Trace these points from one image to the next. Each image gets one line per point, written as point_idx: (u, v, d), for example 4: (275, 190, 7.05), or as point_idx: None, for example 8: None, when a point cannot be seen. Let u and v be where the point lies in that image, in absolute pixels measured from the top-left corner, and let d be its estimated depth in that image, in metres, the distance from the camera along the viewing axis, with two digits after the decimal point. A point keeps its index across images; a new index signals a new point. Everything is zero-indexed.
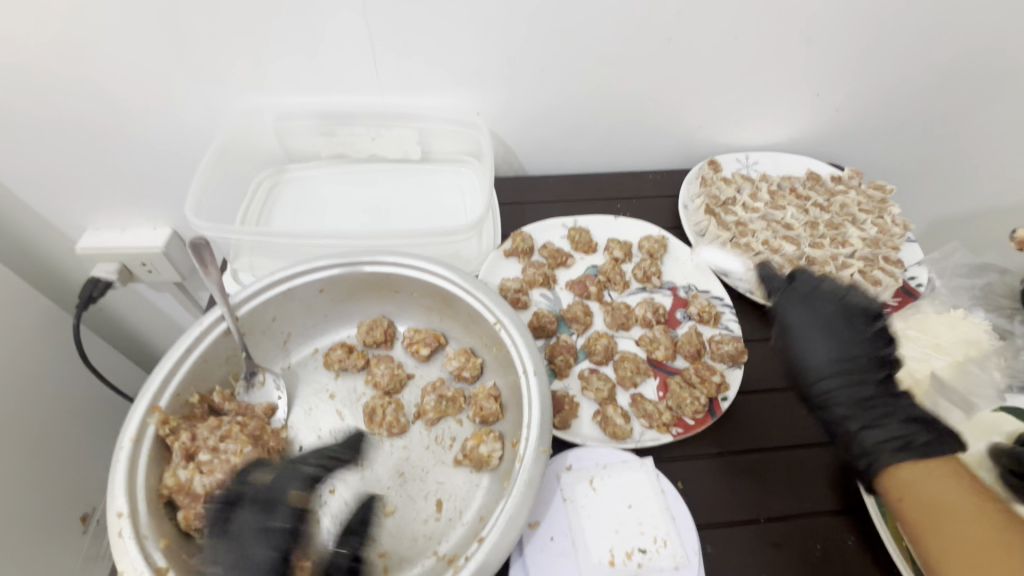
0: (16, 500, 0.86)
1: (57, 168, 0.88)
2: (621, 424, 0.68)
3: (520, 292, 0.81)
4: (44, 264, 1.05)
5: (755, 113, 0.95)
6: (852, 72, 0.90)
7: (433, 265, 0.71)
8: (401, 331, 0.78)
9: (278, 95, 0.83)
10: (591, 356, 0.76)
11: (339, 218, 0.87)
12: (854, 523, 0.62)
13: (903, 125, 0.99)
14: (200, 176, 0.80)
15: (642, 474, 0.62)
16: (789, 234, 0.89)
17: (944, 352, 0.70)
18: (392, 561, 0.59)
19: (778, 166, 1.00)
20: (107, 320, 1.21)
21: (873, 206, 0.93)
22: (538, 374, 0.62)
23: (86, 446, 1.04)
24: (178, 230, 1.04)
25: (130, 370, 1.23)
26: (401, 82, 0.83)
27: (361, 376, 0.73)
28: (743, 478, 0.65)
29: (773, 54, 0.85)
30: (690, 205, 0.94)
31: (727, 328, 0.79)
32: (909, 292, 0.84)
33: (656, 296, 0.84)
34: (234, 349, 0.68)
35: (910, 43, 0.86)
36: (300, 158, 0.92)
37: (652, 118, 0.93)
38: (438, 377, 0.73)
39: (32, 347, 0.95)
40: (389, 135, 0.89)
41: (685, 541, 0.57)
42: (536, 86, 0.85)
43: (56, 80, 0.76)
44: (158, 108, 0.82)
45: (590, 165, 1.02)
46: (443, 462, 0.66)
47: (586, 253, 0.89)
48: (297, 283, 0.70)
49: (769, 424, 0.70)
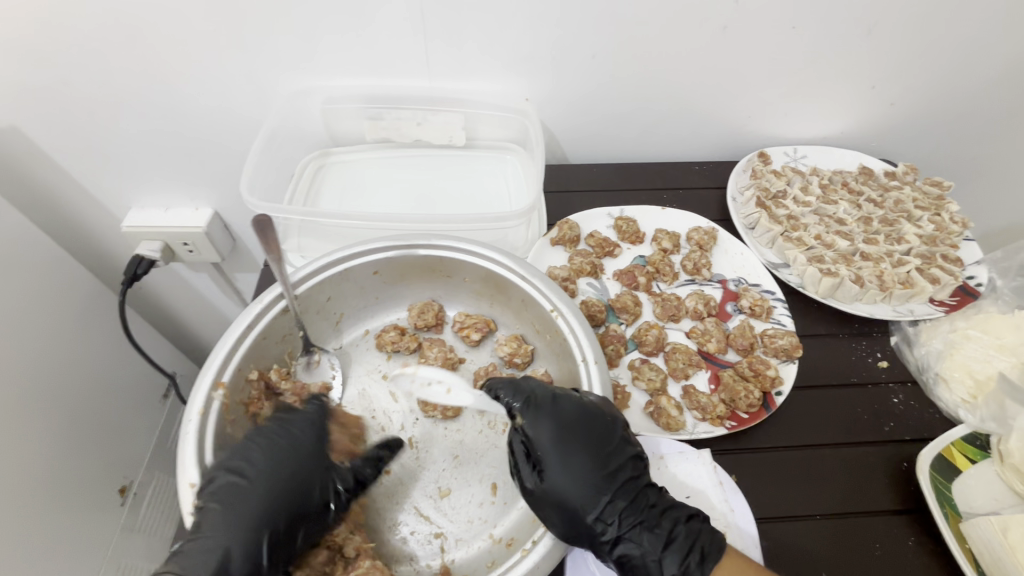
0: (65, 472, 0.87)
1: (106, 148, 0.89)
2: (674, 415, 0.67)
3: (568, 280, 0.81)
4: (90, 239, 1.06)
5: (809, 105, 0.93)
6: (915, 65, 0.86)
7: (490, 252, 0.71)
8: (451, 315, 0.80)
9: (327, 77, 0.82)
10: (641, 347, 0.76)
11: (384, 200, 0.86)
12: (914, 523, 0.62)
13: (961, 120, 0.96)
14: (252, 157, 0.80)
15: (700, 465, 0.63)
16: (842, 229, 0.89)
17: (1008, 353, 0.72)
18: (448, 541, 0.60)
19: (829, 160, 0.98)
20: (147, 298, 1.23)
21: (930, 203, 0.91)
22: (597, 363, 0.63)
23: (127, 421, 1.06)
24: (220, 211, 1.05)
25: (168, 348, 1.25)
26: (451, 67, 0.82)
27: (412, 358, 0.75)
28: (797, 474, 0.64)
29: (835, 45, 0.82)
30: (740, 197, 0.93)
31: (779, 323, 0.78)
32: (968, 293, 0.81)
33: (706, 289, 0.84)
34: (291, 328, 0.70)
35: (979, 35, 0.82)
36: (346, 141, 0.92)
37: (704, 108, 0.91)
38: (489, 362, 0.75)
39: (78, 323, 0.96)
40: (436, 120, 0.88)
41: (745, 533, 0.59)
42: (587, 74, 0.83)
43: (108, 58, 0.75)
44: (209, 89, 0.81)
45: (635, 155, 1.00)
46: (497, 447, 0.66)
47: (633, 244, 0.89)
48: (354, 265, 0.71)
49: (824, 420, 0.69)
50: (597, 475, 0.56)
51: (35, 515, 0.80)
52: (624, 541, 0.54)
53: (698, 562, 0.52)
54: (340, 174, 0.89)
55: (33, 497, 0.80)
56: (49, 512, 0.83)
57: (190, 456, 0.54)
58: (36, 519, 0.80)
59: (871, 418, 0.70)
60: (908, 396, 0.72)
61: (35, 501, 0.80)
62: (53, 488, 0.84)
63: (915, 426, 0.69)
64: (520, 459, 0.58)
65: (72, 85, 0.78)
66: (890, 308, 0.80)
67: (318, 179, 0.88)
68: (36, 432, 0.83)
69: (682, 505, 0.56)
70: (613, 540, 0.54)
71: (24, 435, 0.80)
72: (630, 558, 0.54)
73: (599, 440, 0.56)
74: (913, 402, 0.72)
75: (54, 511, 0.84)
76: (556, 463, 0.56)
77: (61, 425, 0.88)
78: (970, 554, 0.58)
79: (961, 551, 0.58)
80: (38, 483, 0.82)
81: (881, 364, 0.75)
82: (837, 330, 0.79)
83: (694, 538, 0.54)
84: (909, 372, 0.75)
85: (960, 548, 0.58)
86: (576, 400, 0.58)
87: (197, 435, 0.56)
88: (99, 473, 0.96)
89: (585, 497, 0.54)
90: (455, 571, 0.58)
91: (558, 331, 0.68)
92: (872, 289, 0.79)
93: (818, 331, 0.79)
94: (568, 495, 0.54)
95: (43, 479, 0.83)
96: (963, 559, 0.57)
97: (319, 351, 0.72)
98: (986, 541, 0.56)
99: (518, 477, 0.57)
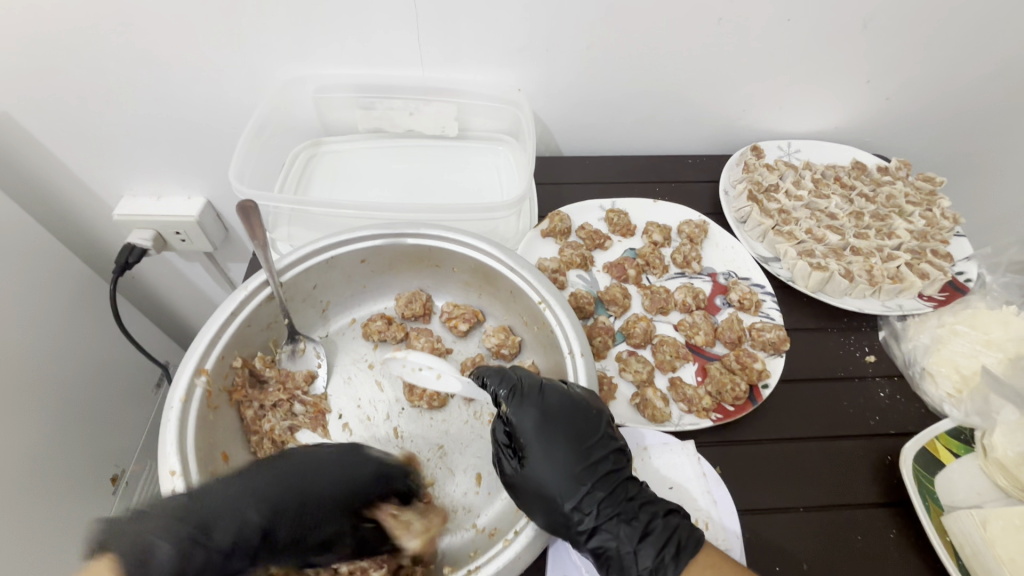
0: (57, 459, 0.88)
1: (97, 135, 0.88)
2: (660, 407, 0.67)
3: (558, 272, 0.81)
4: (81, 227, 1.06)
5: (803, 100, 0.92)
6: (910, 60, 0.86)
7: (479, 243, 0.71)
8: (438, 305, 0.79)
9: (317, 65, 0.81)
10: (629, 339, 0.76)
11: (374, 190, 0.85)
12: (897, 516, 0.62)
13: (955, 116, 0.96)
14: (242, 145, 0.79)
15: (683, 456, 0.63)
16: (832, 224, 0.89)
17: (995, 348, 0.72)
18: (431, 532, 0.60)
19: (822, 155, 0.97)
20: (139, 288, 1.23)
21: (921, 199, 0.91)
22: (584, 355, 0.63)
23: (119, 409, 1.06)
24: (212, 200, 1.04)
25: (160, 337, 1.25)
26: (443, 57, 0.81)
27: (399, 348, 0.75)
28: (782, 466, 0.64)
29: (830, 39, 0.82)
30: (731, 191, 0.92)
31: (768, 316, 0.78)
32: (956, 288, 0.82)
33: (696, 282, 0.84)
34: (275, 316, 0.69)
35: (974, 30, 0.82)
36: (337, 131, 0.91)
37: (698, 101, 0.90)
38: (476, 353, 0.75)
39: (68, 311, 0.96)
40: (427, 110, 0.87)
41: (727, 525, 0.59)
42: (581, 65, 0.82)
43: (97, 45, 0.74)
44: (200, 77, 0.80)
45: (628, 148, 1.00)
46: (482, 436, 0.67)
47: (624, 237, 0.88)
48: (342, 253, 0.71)
49: (810, 414, 0.69)
50: (578, 466, 0.56)
51: (27, 502, 0.81)
52: (600, 532, 0.54)
53: (674, 556, 0.52)
54: (331, 164, 0.88)
55: (26, 483, 0.81)
56: (42, 498, 0.83)
57: (170, 443, 0.54)
58: (28, 505, 0.80)
59: (857, 412, 0.70)
60: (894, 390, 0.72)
61: (27, 487, 0.81)
62: (45, 475, 0.85)
63: (900, 419, 0.70)
64: (502, 446, 0.58)
65: (62, 70, 0.77)
66: (879, 303, 0.80)
67: (309, 169, 0.87)
68: (29, 420, 0.83)
69: (660, 500, 0.56)
70: (590, 530, 0.54)
71: (17, 423, 0.81)
72: (605, 549, 0.54)
73: (582, 431, 0.56)
74: (898, 396, 0.72)
75: (47, 497, 0.85)
76: (538, 452, 0.56)
77: (53, 413, 0.88)
78: (950, 546, 0.58)
79: (942, 544, 0.58)
80: (31, 469, 0.82)
81: (869, 358, 0.75)
82: (825, 324, 0.79)
83: (671, 532, 0.54)
84: (896, 367, 0.75)
85: (941, 540, 0.58)
86: (562, 390, 0.58)
87: (178, 422, 0.56)
88: (91, 460, 0.97)
89: (565, 486, 0.55)
90: (439, 559, 0.58)
91: (546, 323, 0.68)
92: (862, 283, 0.79)
93: (807, 325, 0.79)
94: (548, 484, 0.55)
95: (35, 466, 0.83)
96: (944, 551, 0.58)
97: (303, 338, 0.72)
98: (968, 534, 0.56)
99: (500, 464, 0.58)
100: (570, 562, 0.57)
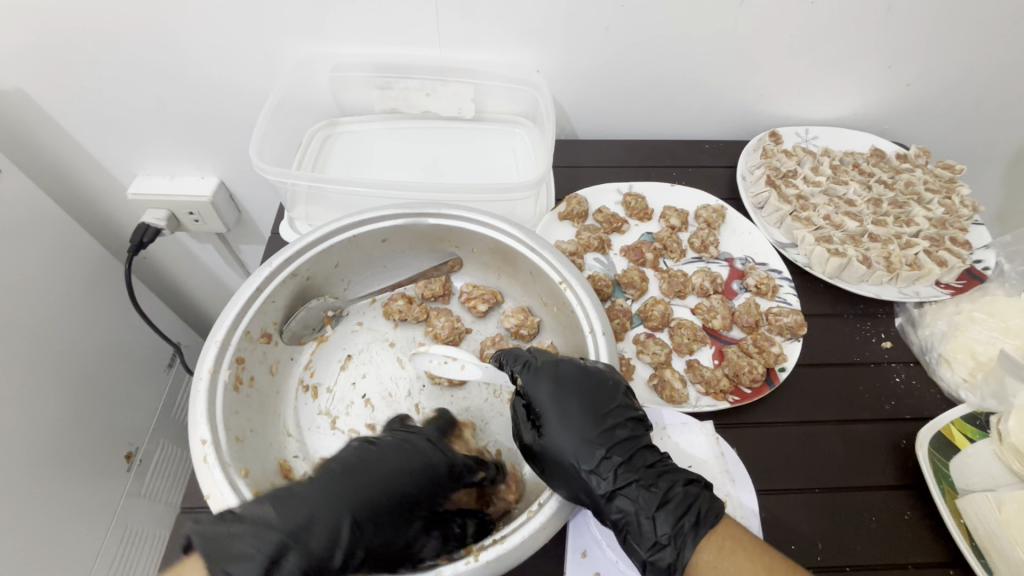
0: (70, 437, 0.88)
1: (115, 113, 0.88)
2: (678, 387, 0.68)
3: (576, 254, 0.81)
4: (95, 206, 1.06)
5: (822, 85, 0.91)
6: (930, 45, 0.85)
7: (499, 223, 0.71)
8: (457, 286, 0.80)
9: (335, 44, 0.80)
10: (646, 321, 0.77)
11: (390, 168, 0.85)
12: (914, 498, 0.63)
13: (973, 105, 0.95)
14: (261, 125, 0.78)
15: (701, 436, 0.63)
16: (851, 211, 0.89)
17: (1012, 335, 0.73)
18: None
19: (840, 142, 0.97)
20: (154, 268, 1.23)
21: (941, 186, 0.91)
22: (605, 335, 0.63)
23: (129, 390, 1.06)
24: (226, 180, 1.04)
25: (171, 317, 1.25)
26: (461, 37, 0.80)
27: (420, 328, 0.76)
28: (797, 447, 0.65)
29: (848, 25, 0.81)
30: (749, 176, 0.92)
31: (785, 301, 0.79)
32: (974, 276, 0.82)
33: (712, 266, 0.84)
34: (297, 290, 0.70)
35: (995, 15, 0.81)
36: (354, 112, 0.91)
37: (716, 86, 0.90)
38: (496, 333, 0.76)
39: (81, 291, 0.96)
40: (444, 90, 0.86)
41: (745, 503, 0.59)
42: (600, 46, 0.82)
43: (112, 21, 0.73)
44: (216, 56, 0.80)
45: (644, 132, 0.99)
46: (502, 414, 0.68)
47: (641, 220, 0.89)
48: (363, 232, 0.71)
49: (826, 396, 0.70)
50: (594, 432, 0.56)
51: (42, 477, 0.81)
52: (618, 496, 0.54)
53: (692, 524, 0.52)
54: (349, 143, 0.88)
55: (37, 461, 0.81)
56: (56, 477, 0.84)
57: (201, 412, 0.56)
58: (37, 482, 0.80)
59: (872, 396, 0.70)
60: (909, 374, 0.73)
61: (41, 465, 0.81)
62: (54, 453, 0.84)
63: (916, 405, 0.70)
64: (522, 419, 0.60)
65: (81, 49, 0.77)
66: (896, 289, 0.81)
67: (326, 148, 0.87)
68: (46, 400, 0.84)
69: (679, 471, 0.56)
70: (608, 495, 0.54)
71: (32, 399, 0.81)
72: (624, 515, 0.53)
73: (598, 399, 0.57)
74: (914, 381, 0.72)
75: (63, 470, 0.85)
76: (555, 420, 0.57)
77: (63, 395, 0.88)
78: (963, 527, 0.59)
79: (955, 525, 0.59)
80: (41, 445, 0.82)
81: (885, 344, 0.76)
82: (841, 310, 0.79)
83: (691, 501, 0.53)
84: (912, 353, 0.75)
85: (954, 522, 0.59)
86: (578, 363, 0.59)
87: (207, 394, 0.57)
88: (105, 436, 0.97)
89: (581, 450, 0.55)
90: None
91: (566, 303, 0.68)
92: (879, 270, 0.79)
93: (822, 311, 0.79)
94: (565, 449, 0.55)
95: (47, 447, 0.83)
96: (956, 530, 0.59)
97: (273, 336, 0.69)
98: (982, 516, 0.57)
99: (520, 435, 0.59)
100: (590, 536, 0.58)
